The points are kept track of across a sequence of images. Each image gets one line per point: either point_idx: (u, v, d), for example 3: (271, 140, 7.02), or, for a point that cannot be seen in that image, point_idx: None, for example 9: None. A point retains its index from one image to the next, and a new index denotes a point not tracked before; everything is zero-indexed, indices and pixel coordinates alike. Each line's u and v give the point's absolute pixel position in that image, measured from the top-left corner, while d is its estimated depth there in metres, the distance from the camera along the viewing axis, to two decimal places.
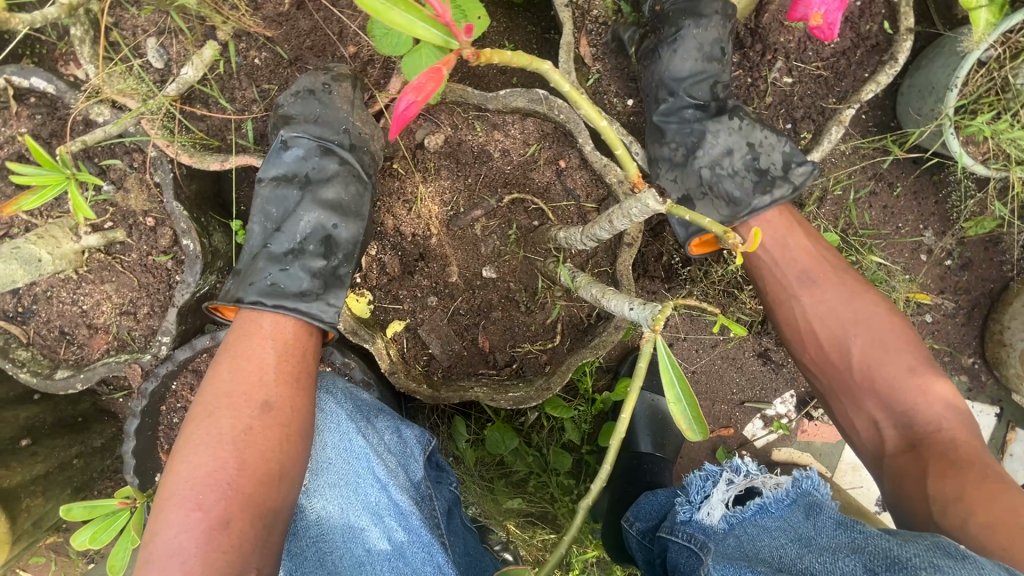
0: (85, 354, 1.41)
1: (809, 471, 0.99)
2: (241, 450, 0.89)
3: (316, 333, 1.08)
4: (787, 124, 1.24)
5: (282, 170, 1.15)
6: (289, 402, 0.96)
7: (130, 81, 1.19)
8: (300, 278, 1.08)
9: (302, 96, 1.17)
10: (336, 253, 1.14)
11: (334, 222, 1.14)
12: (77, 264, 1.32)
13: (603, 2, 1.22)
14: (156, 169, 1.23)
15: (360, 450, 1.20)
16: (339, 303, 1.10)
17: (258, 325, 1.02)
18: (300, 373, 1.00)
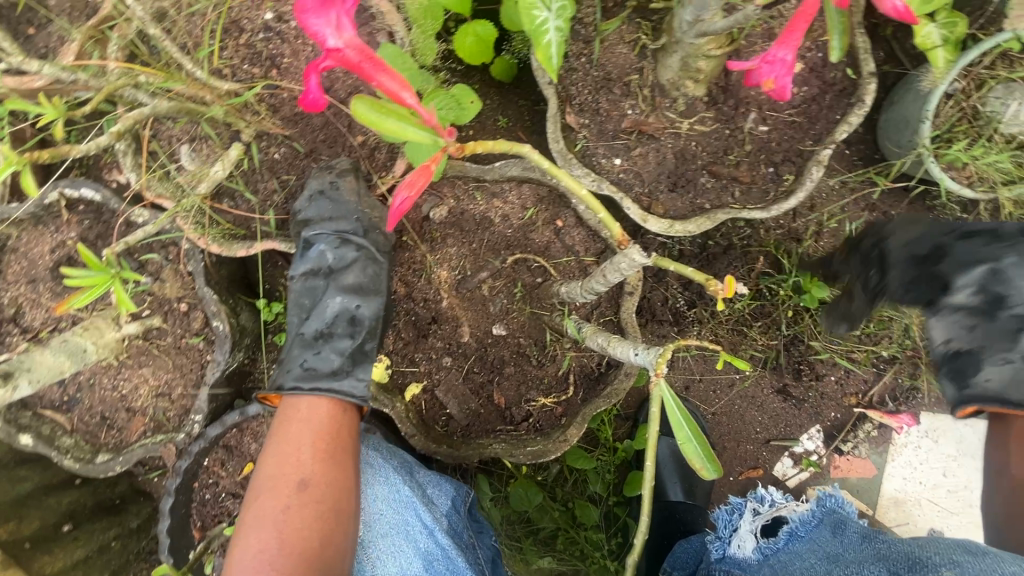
0: (124, 436, 1.49)
1: (832, 492, 1.19)
2: (283, 529, 0.95)
3: (351, 409, 1.14)
4: (769, 168, 1.31)
5: (309, 263, 1.25)
6: (322, 478, 1.01)
7: (166, 183, 1.33)
8: (330, 358, 1.17)
9: (313, 199, 1.26)
10: (361, 331, 1.21)
11: (356, 303, 1.22)
12: (118, 351, 1.42)
13: (583, 74, 1.30)
14: (190, 259, 1.36)
15: (408, 498, 1.22)
16: (367, 377, 1.16)
17: (296, 408, 1.10)
18: (335, 450, 1.05)
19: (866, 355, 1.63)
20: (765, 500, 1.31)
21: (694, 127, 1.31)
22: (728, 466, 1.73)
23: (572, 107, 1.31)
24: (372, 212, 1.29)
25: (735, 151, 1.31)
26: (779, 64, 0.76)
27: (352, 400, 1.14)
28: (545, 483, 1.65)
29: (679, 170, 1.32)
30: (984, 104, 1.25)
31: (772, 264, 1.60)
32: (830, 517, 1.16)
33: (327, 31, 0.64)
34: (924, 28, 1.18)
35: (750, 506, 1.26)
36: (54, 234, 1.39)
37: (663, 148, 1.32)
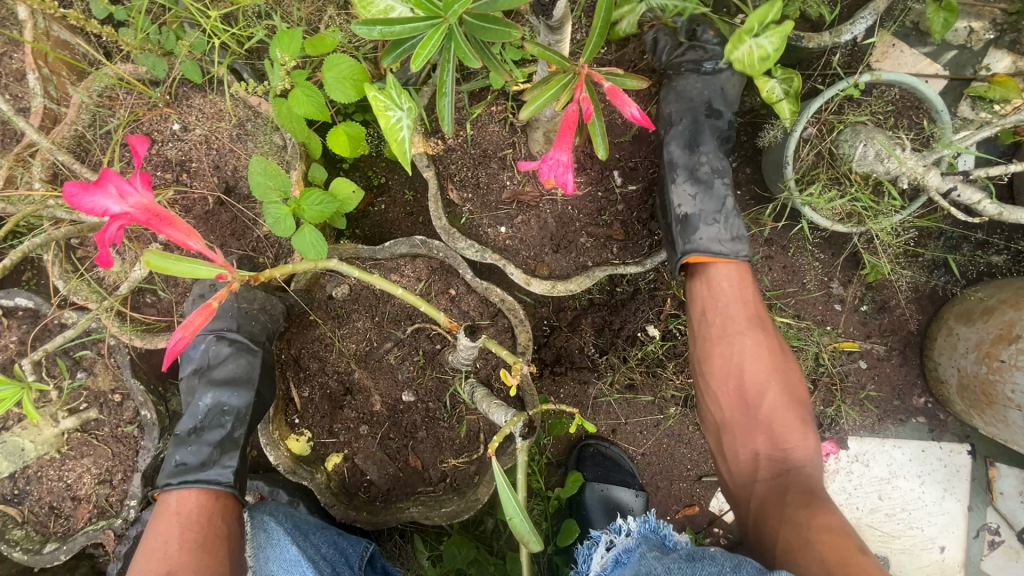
0: (71, 524, 1.57)
1: (648, 514, 1.13)
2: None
3: (221, 496, 1.23)
4: (642, 225, 1.39)
5: (190, 361, 1.35)
6: (189, 567, 1.08)
7: (91, 287, 1.45)
8: (201, 451, 1.25)
9: (194, 300, 1.35)
10: (231, 421, 1.28)
11: (228, 394, 1.29)
12: (59, 444, 1.52)
13: (461, 153, 1.41)
14: (116, 354, 1.47)
15: (294, 558, 1.23)
16: (233, 465, 1.25)
17: (167, 504, 1.19)
18: (203, 539, 1.13)
19: None
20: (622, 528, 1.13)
21: (569, 192, 1.39)
22: (664, 505, 1.75)
23: (453, 184, 1.40)
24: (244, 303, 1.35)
25: (609, 211, 1.40)
26: (558, 165, 0.86)
27: (218, 487, 1.23)
28: (482, 537, 1.69)
29: (560, 233, 1.41)
30: (836, 145, 1.34)
31: (679, 306, 1.66)
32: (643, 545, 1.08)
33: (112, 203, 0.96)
34: (766, 83, 1.26)
35: (603, 538, 1.11)
36: None
37: (543, 215, 1.41)
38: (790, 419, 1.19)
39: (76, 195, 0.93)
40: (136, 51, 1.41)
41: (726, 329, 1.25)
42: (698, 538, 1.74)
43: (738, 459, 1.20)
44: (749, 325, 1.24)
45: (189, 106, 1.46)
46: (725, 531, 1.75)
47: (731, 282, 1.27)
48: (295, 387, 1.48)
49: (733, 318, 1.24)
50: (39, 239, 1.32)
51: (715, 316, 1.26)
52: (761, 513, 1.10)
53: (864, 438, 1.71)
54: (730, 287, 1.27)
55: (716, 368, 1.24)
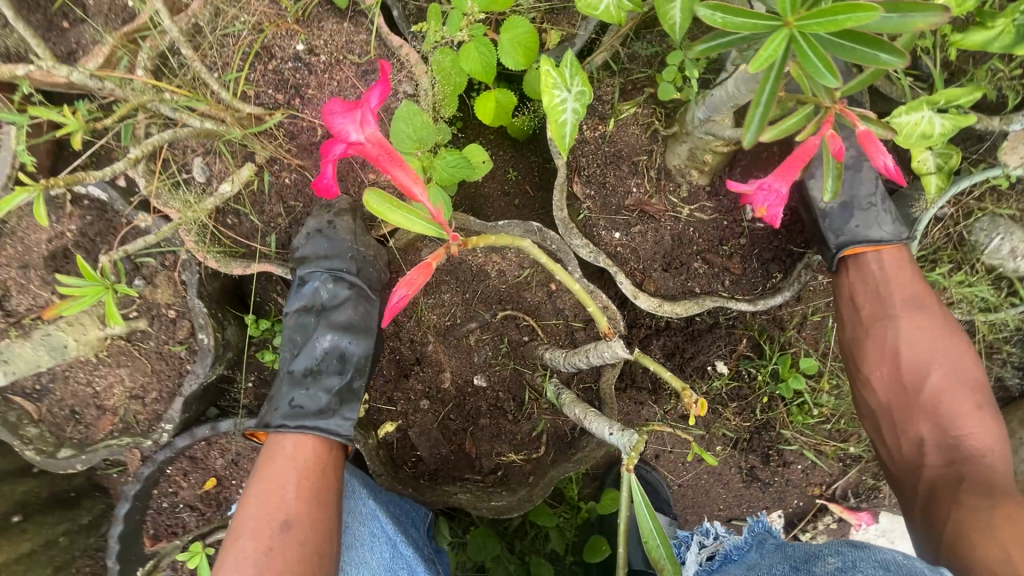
0: (90, 433, 1.48)
1: (761, 516, 1.25)
2: (264, 572, 0.94)
3: (337, 447, 1.14)
4: (759, 264, 1.35)
5: (301, 297, 1.23)
6: (306, 519, 1.00)
7: (174, 194, 1.35)
8: (318, 398, 1.16)
9: (311, 236, 1.22)
10: (350, 369, 1.21)
11: (347, 341, 1.22)
12: (99, 349, 1.42)
13: (594, 148, 1.35)
14: (185, 269, 1.36)
15: (373, 513, 1.23)
16: (353, 417, 1.17)
17: (280, 447, 1.09)
18: (320, 490, 1.05)
19: (834, 449, 1.66)
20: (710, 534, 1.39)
21: (694, 213, 1.35)
22: None
23: (580, 177, 1.35)
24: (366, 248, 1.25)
25: (730, 242, 1.35)
26: (774, 195, 0.80)
27: (337, 439, 1.14)
28: (505, 533, 1.65)
29: (674, 252, 1.36)
30: (968, 233, 1.33)
31: (754, 348, 1.64)
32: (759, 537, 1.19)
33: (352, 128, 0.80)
34: (920, 153, 1.21)
35: (695, 538, 1.36)
36: (54, 224, 1.40)
37: (661, 230, 1.36)
38: (960, 404, 1.12)
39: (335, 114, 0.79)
40: None
41: (882, 313, 1.19)
42: None
43: (902, 449, 1.15)
44: (910, 305, 1.18)
45: (319, 28, 1.37)
46: None
47: (892, 257, 1.21)
48: None
49: (890, 301, 1.19)
50: (170, 135, 1.25)
51: (869, 300, 1.21)
52: (932, 500, 1.04)
53: (894, 515, 1.72)
54: (887, 268, 1.21)
55: (873, 353, 1.20)
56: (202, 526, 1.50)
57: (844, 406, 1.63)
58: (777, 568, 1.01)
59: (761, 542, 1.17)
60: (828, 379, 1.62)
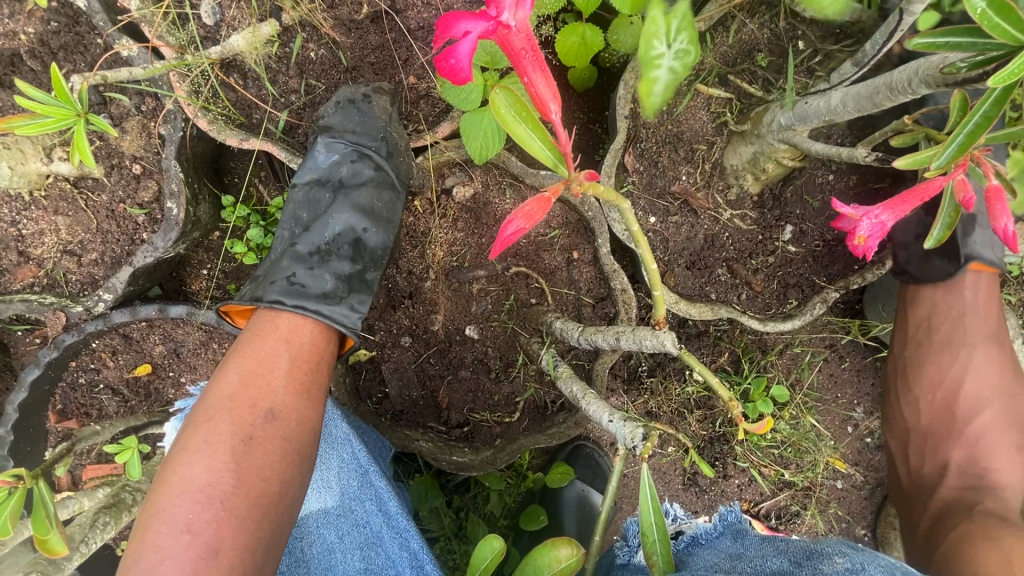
0: (4, 281, 1.25)
1: (733, 509, 1.29)
2: (241, 462, 0.79)
3: (333, 338, 1.00)
4: (779, 287, 1.33)
5: (316, 170, 1.11)
6: (293, 413, 0.86)
7: (174, 28, 1.11)
8: (324, 280, 1.02)
9: (342, 106, 1.11)
10: (362, 257, 1.09)
11: (365, 226, 1.10)
12: (35, 186, 1.18)
13: (657, 121, 1.25)
14: (167, 123, 1.15)
15: (344, 436, 1.14)
16: (361, 309, 1.04)
17: (273, 324, 0.93)
18: (313, 384, 0.91)
19: (774, 473, 1.74)
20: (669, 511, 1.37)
21: (733, 219, 1.30)
22: (616, 525, 1.79)
23: (633, 149, 1.26)
24: (398, 136, 1.14)
25: (758, 257, 1.32)
26: (877, 224, 0.75)
27: (339, 329, 1.00)
28: (446, 487, 1.60)
29: (703, 253, 1.32)
30: None
31: (732, 364, 1.66)
32: (732, 527, 1.24)
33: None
34: None
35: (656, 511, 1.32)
36: (6, 19, 1.12)
37: (697, 226, 1.31)
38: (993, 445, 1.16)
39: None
40: None
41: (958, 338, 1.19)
42: None
43: (922, 468, 1.22)
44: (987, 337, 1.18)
45: None
46: None
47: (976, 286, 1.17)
48: None
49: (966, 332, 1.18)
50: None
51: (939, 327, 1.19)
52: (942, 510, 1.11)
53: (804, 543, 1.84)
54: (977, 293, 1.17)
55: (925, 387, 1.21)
56: (122, 413, 1.34)
57: (795, 436, 1.70)
58: (777, 560, 0.96)
59: (737, 533, 1.21)
60: (790, 409, 1.67)
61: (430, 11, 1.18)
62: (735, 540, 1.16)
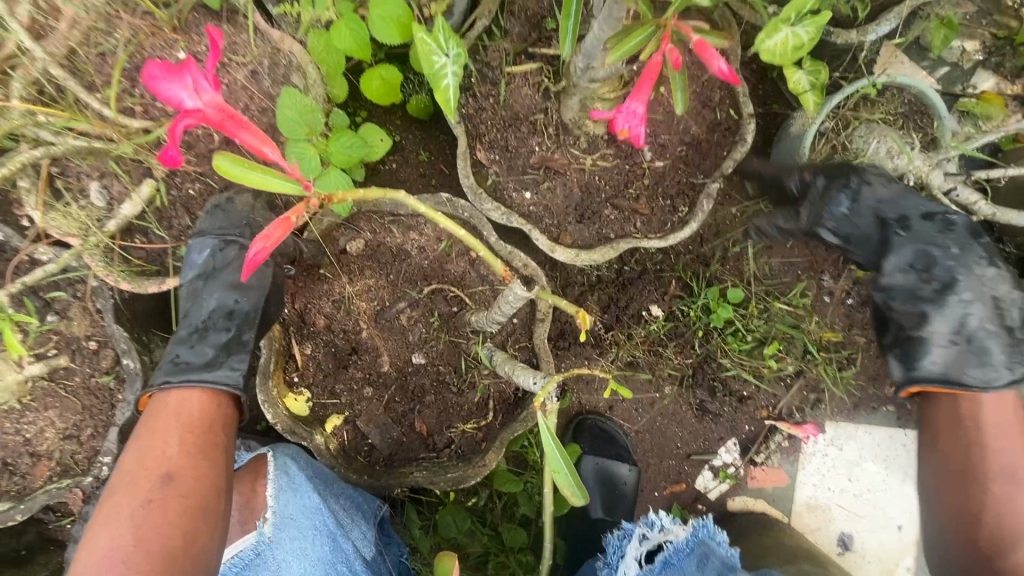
0: (28, 482, 1.42)
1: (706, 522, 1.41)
2: (139, 524, 0.90)
3: (224, 399, 1.12)
4: (665, 201, 1.40)
5: (193, 266, 1.22)
6: (188, 472, 0.97)
7: (70, 219, 1.29)
8: (204, 352, 1.15)
9: (210, 211, 1.26)
10: (237, 324, 1.19)
11: (234, 297, 1.20)
12: (20, 394, 1.37)
13: (492, 114, 1.38)
14: (98, 296, 1.33)
15: (316, 506, 1.28)
16: (242, 366, 1.15)
17: (163, 402, 1.08)
18: (205, 445, 1.02)
19: (774, 370, 1.74)
20: (655, 526, 1.47)
21: (596, 162, 1.39)
22: (653, 481, 1.80)
23: (482, 145, 1.38)
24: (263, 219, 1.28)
25: (634, 184, 1.40)
26: (632, 116, 0.85)
27: (226, 389, 1.12)
28: (475, 509, 1.66)
29: (585, 203, 1.41)
30: (850, 141, 1.42)
31: (683, 288, 1.71)
32: (701, 547, 1.38)
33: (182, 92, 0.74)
34: (794, 74, 1.30)
35: (638, 532, 1.44)
36: None
37: (569, 183, 1.40)
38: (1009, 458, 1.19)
39: (155, 80, 0.73)
40: None
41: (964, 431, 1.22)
42: (682, 515, 1.80)
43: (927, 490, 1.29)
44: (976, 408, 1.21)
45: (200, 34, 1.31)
46: (708, 508, 1.82)
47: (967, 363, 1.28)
48: (297, 343, 1.40)
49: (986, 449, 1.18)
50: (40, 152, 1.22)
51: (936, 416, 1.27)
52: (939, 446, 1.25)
53: (839, 423, 1.82)
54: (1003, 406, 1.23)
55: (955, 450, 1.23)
56: None
57: (774, 328, 1.71)
58: None
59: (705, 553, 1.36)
60: (755, 305, 1.69)
61: (267, 114, 1.32)
62: (698, 568, 1.33)
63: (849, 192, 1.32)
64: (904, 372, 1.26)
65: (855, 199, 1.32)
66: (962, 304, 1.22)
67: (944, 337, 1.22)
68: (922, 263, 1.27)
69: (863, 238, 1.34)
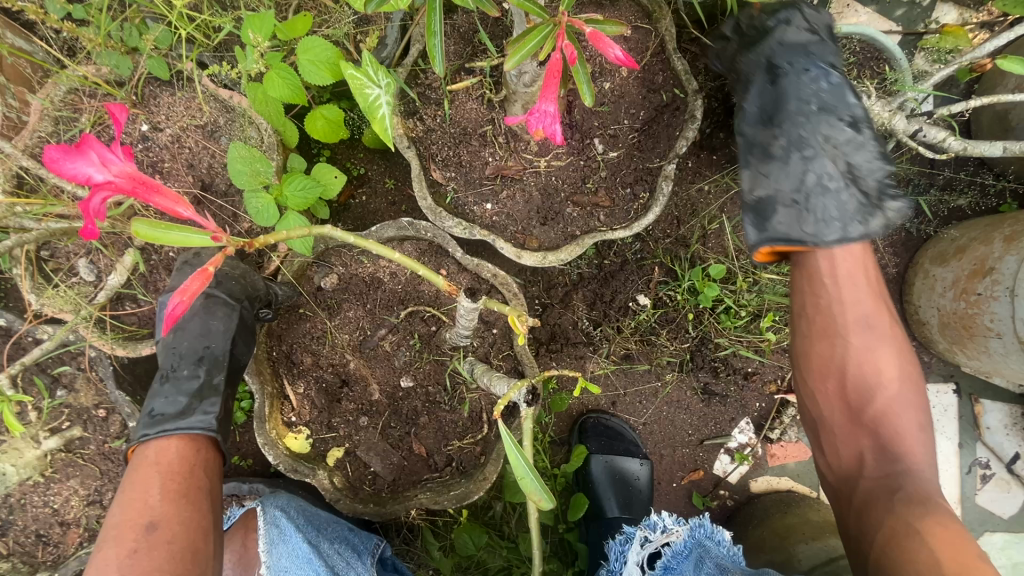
0: (62, 549, 1.49)
1: (704, 521, 1.34)
2: (128, 574, 0.93)
3: (202, 444, 1.18)
4: (625, 189, 1.39)
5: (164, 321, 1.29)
6: (173, 518, 1.00)
7: (63, 300, 1.37)
8: (178, 400, 1.21)
9: (180, 267, 1.33)
10: (207, 369, 1.25)
11: (204, 344, 1.27)
12: (42, 467, 1.44)
13: (441, 133, 1.40)
14: (98, 365, 1.42)
15: (307, 556, 1.20)
16: (215, 409, 1.21)
17: (143, 453, 1.12)
18: (188, 491, 1.06)
19: (774, 342, 1.69)
20: (657, 527, 1.36)
21: (551, 163, 1.40)
22: (669, 472, 1.76)
23: (436, 164, 1.40)
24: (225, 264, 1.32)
25: (592, 177, 1.40)
26: (546, 116, 0.86)
27: (200, 433, 1.18)
28: (492, 523, 1.67)
29: (546, 205, 1.41)
30: None
31: (667, 272, 1.69)
32: (698, 550, 1.28)
33: (89, 170, 0.76)
34: None
35: (638, 535, 1.34)
36: None
37: (527, 188, 1.41)
38: (905, 421, 1.04)
39: (57, 160, 0.74)
40: (94, 47, 1.30)
41: (839, 378, 1.08)
42: (704, 503, 1.75)
43: (839, 455, 1.09)
44: (862, 325, 1.07)
45: (156, 105, 1.37)
46: (731, 493, 1.77)
47: (853, 281, 1.07)
48: (289, 384, 1.44)
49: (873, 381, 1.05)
50: (15, 239, 1.25)
51: (816, 353, 1.11)
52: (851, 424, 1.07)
53: None
54: (872, 342, 1.07)
55: (816, 301, 1.09)
56: None
57: (767, 300, 1.66)
58: None
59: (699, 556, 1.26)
60: (743, 279, 1.65)
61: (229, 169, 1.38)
62: (694, 570, 1.22)
63: (782, 18, 1.19)
64: (749, 191, 1.12)
65: (779, 60, 1.16)
66: (851, 138, 1.11)
67: (791, 189, 1.09)
68: (778, 118, 1.14)
69: (830, 101, 1.13)
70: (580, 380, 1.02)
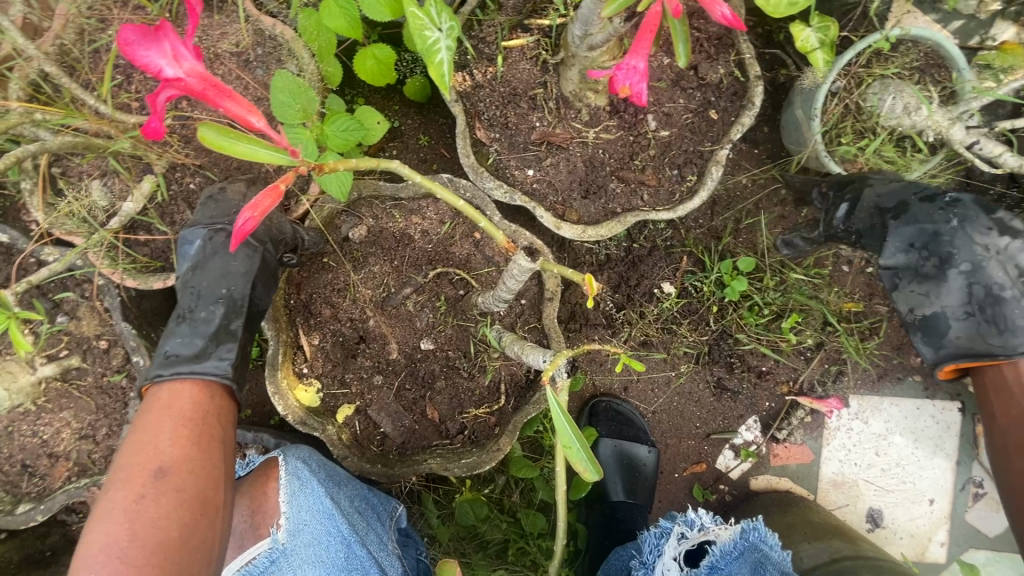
0: (47, 483, 1.42)
1: (756, 524, 1.28)
2: (135, 519, 0.89)
3: (217, 390, 1.12)
4: (673, 171, 1.36)
5: (187, 257, 1.23)
6: (184, 465, 0.96)
7: (74, 221, 1.29)
8: (194, 343, 1.15)
9: (204, 203, 1.26)
10: (225, 312, 1.19)
11: (223, 286, 1.20)
12: (34, 395, 1.37)
13: (490, 90, 1.34)
14: (105, 295, 1.34)
15: (328, 510, 1.19)
16: (230, 356, 1.15)
17: (155, 394, 1.07)
18: (200, 437, 1.01)
19: (793, 344, 1.69)
20: (695, 524, 1.33)
21: (600, 135, 1.35)
22: (672, 463, 1.76)
23: (482, 123, 1.34)
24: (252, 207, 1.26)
25: (641, 155, 1.36)
26: (634, 73, 0.83)
27: (215, 380, 1.12)
28: (492, 496, 1.65)
29: (590, 177, 1.36)
30: (863, 99, 1.38)
31: (695, 263, 1.66)
32: (751, 553, 1.27)
33: (163, 63, 0.75)
34: (801, 32, 1.27)
35: (676, 530, 1.30)
36: None
37: (572, 157, 1.36)
38: None
39: (130, 44, 0.73)
40: None
41: None
42: (704, 496, 1.75)
43: None
44: None
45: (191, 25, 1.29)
46: (730, 489, 1.78)
47: None
48: (304, 335, 1.38)
49: None
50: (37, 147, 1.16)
51: None
52: None
53: (864, 397, 1.76)
54: None
55: None
56: None
57: (791, 300, 1.65)
58: None
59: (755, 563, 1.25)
60: (770, 278, 1.64)
61: (263, 103, 1.30)
62: None
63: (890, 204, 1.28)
64: (911, 312, 1.29)
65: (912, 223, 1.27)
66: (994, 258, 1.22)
67: (960, 309, 1.24)
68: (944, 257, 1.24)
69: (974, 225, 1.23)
70: (622, 353, 0.94)
